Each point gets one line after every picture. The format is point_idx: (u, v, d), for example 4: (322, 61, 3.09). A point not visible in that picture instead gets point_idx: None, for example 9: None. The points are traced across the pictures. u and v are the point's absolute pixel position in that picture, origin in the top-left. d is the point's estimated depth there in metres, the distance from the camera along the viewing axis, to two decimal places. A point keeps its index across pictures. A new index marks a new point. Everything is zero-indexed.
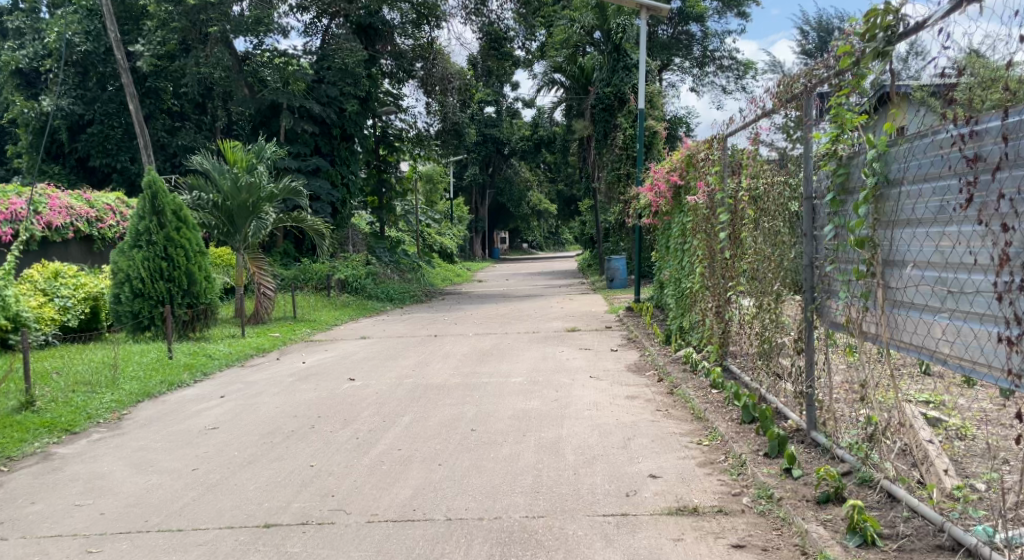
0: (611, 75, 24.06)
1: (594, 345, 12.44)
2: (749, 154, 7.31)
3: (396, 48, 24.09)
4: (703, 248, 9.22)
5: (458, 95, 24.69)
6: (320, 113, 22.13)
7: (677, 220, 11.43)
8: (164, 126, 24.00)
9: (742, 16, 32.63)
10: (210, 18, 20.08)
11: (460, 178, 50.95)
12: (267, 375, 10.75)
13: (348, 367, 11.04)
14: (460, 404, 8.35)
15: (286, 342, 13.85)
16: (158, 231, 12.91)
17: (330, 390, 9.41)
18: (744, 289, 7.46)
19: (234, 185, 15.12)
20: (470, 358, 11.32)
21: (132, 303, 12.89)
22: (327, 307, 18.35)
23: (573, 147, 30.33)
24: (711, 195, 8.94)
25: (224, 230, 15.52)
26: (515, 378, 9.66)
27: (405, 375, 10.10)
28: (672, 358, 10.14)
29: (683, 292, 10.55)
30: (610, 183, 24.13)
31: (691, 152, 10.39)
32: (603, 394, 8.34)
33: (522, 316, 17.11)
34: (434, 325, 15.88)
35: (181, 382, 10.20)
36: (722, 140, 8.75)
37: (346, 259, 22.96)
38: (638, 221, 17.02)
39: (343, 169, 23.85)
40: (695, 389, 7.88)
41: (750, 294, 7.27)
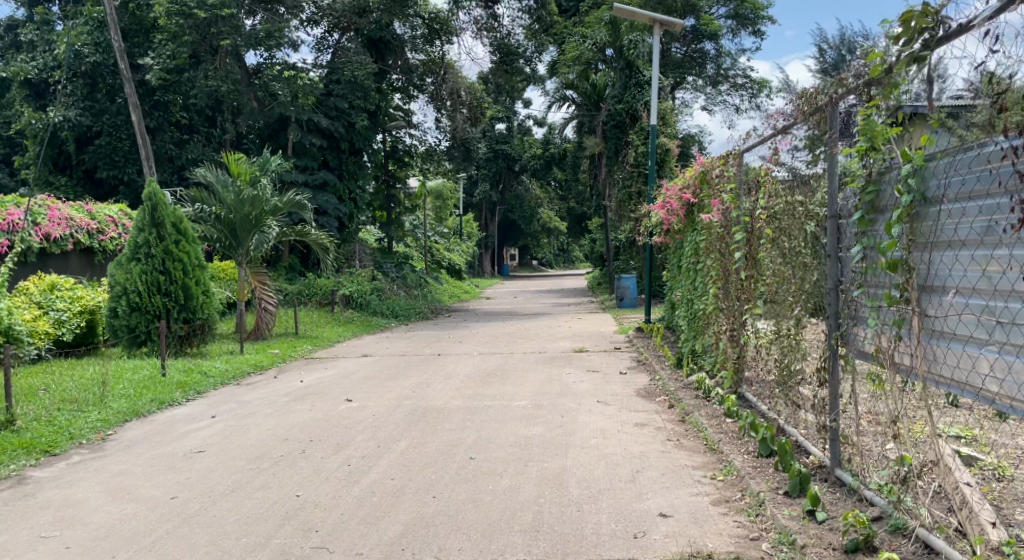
0: (623, 92, 23.69)
1: (602, 366, 12.04)
2: (767, 171, 6.93)
3: (406, 62, 23.93)
4: (717, 269, 8.85)
5: (469, 110, 24.40)
6: (328, 127, 21.85)
7: (689, 238, 11.06)
8: (173, 139, 23.73)
9: (757, 35, 32.33)
10: (221, 31, 19.93)
11: (470, 194, 50.69)
12: (262, 395, 10.40)
13: (347, 387, 10.68)
14: (460, 429, 7.97)
15: (285, 359, 13.49)
16: (157, 244, 12.57)
17: (326, 412, 9.05)
18: (762, 313, 7.06)
19: (237, 198, 14.77)
20: (473, 379, 10.94)
21: (128, 317, 12.54)
22: (330, 323, 17.99)
23: (584, 164, 30.01)
24: (726, 213, 8.59)
25: (226, 244, 15.20)
26: (518, 401, 9.27)
27: (405, 397, 9.73)
28: (683, 383, 9.74)
29: (695, 314, 10.16)
30: (621, 200, 23.74)
31: (704, 169, 10.04)
32: (611, 421, 7.94)
33: (529, 335, 16.72)
34: (438, 343, 15.52)
35: (172, 401, 9.86)
36: (738, 157, 8.40)
37: (352, 275, 22.62)
38: (649, 240, 16.65)
39: (351, 184, 23.53)
40: (708, 418, 7.48)
41: (767, 318, 6.88)
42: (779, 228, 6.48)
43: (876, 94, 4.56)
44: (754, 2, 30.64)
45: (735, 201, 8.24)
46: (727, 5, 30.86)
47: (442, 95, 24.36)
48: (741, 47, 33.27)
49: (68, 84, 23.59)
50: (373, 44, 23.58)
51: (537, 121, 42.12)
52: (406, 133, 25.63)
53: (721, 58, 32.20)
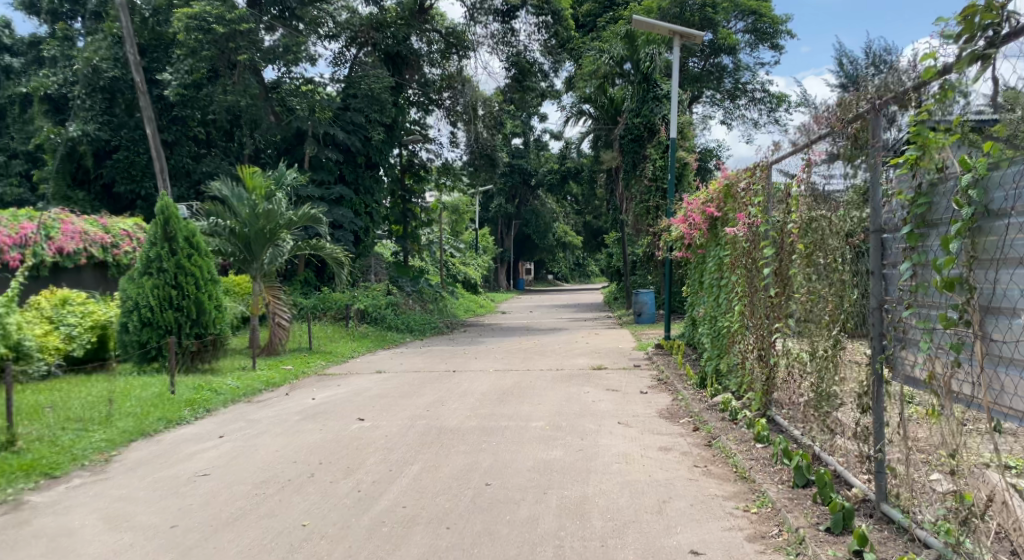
0: (641, 106, 23.32)
1: (621, 385, 11.68)
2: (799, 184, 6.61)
3: (422, 76, 23.58)
4: (744, 285, 8.55)
5: (488, 125, 24.12)
6: (345, 141, 21.63)
7: (713, 253, 10.72)
8: (189, 154, 23.60)
9: (776, 49, 31.92)
10: (239, 46, 19.84)
11: (486, 208, 50.43)
12: (273, 413, 10.13)
13: (360, 405, 10.41)
14: (475, 451, 7.66)
15: (298, 376, 13.20)
16: (169, 258, 12.34)
17: (338, 432, 8.76)
18: (794, 334, 6.72)
19: (251, 212, 14.56)
20: (489, 398, 10.61)
21: (139, 333, 12.32)
22: (344, 337, 17.72)
23: (601, 179, 29.69)
24: (753, 228, 8.27)
25: (240, 258, 14.94)
26: (536, 422, 8.94)
27: (419, 416, 9.42)
28: (708, 404, 9.38)
29: (720, 332, 9.81)
30: (639, 215, 23.40)
31: (729, 182, 9.68)
32: (632, 444, 7.62)
33: (546, 351, 16.40)
34: (454, 359, 15.21)
35: (180, 420, 9.61)
36: (766, 168, 8.09)
37: (366, 289, 22.40)
38: (668, 254, 16.30)
39: (366, 198, 23.29)
40: (737, 443, 7.14)
41: (801, 337, 6.53)
42: (814, 243, 6.16)
43: (929, 98, 4.30)
44: (773, 15, 30.28)
45: (764, 215, 7.94)
46: (746, 18, 30.50)
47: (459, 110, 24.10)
48: (760, 61, 32.90)
49: (86, 98, 23.52)
50: (391, 59, 23.20)
51: (553, 135, 41.89)
52: (421, 148, 25.44)
53: (739, 72, 31.81)
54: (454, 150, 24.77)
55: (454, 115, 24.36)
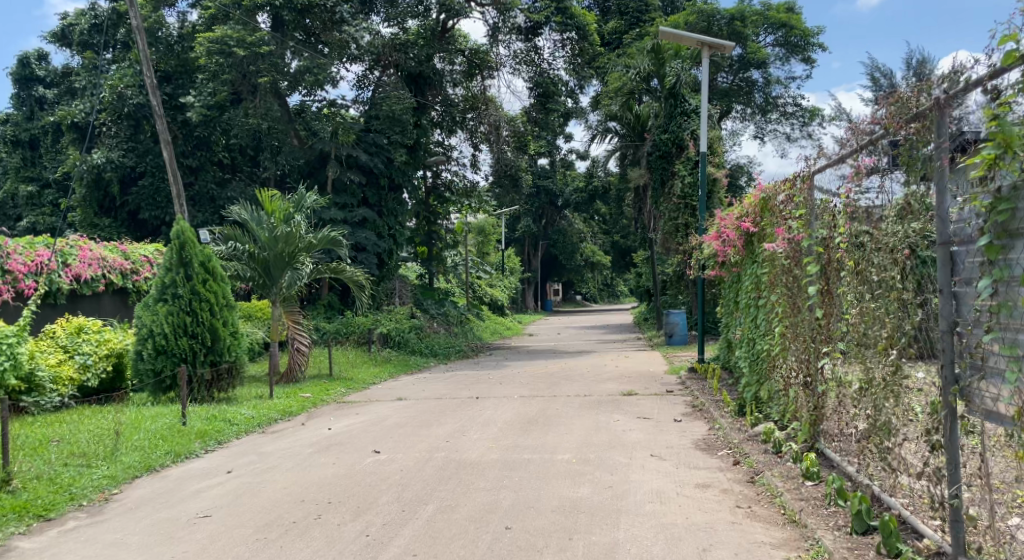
0: (668, 121, 22.80)
1: (653, 413, 11.09)
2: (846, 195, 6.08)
3: (447, 97, 23.14)
4: (784, 305, 8.17)
5: (514, 145, 23.51)
6: (367, 163, 21.25)
7: (749, 272, 10.22)
8: (214, 179, 23.12)
9: (807, 62, 31.26)
10: (260, 70, 19.39)
11: (514, 229, 49.86)
12: (286, 445, 9.54)
13: (377, 435, 9.90)
14: (498, 488, 7.15)
15: (317, 404, 12.69)
16: (183, 283, 11.91)
17: (351, 466, 8.25)
18: (845, 361, 6.26)
19: (271, 236, 14.16)
20: (513, 427, 10.07)
21: (154, 361, 11.83)
22: (365, 363, 17.19)
23: (628, 197, 29.11)
24: (794, 244, 7.84)
25: (259, 283, 14.53)
26: (563, 454, 8.41)
27: (439, 448, 8.90)
28: (748, 434, 8.81)
29: (760, 355, 9.34)
30: (668, 233, 22.78)
31: (765, 196, 9.16)
32: (666, 481, 7.10)
33: (574, 376, 15.81)
34: (478, 384, 14.67)
35: (189, 454, 9.03)
36: (808, 180, 7.50)
37: (390, 312, 21.94)
38: (700, 273, 15.67)
39: (390, 220, 22.84)
40: (784, 480, 6.65)
41: (850, 363, 6.07)
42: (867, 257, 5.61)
43: (1006, 91, 3.89)
44: (804, 28, 29.67)
45: (808, 231, 7.37)
46: (776, 32, 29.93)
47: (483, 131, 23.61)
48: (791, 75, 32.26)
49: (112, 125, 23.20)
50: (413, 80, 22.81)
51: (580, 155, 41.44)
52: (446, 169, 25.03)
53: (770, 86, 31.15)
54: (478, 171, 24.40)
55: (478, 136, 23.94)
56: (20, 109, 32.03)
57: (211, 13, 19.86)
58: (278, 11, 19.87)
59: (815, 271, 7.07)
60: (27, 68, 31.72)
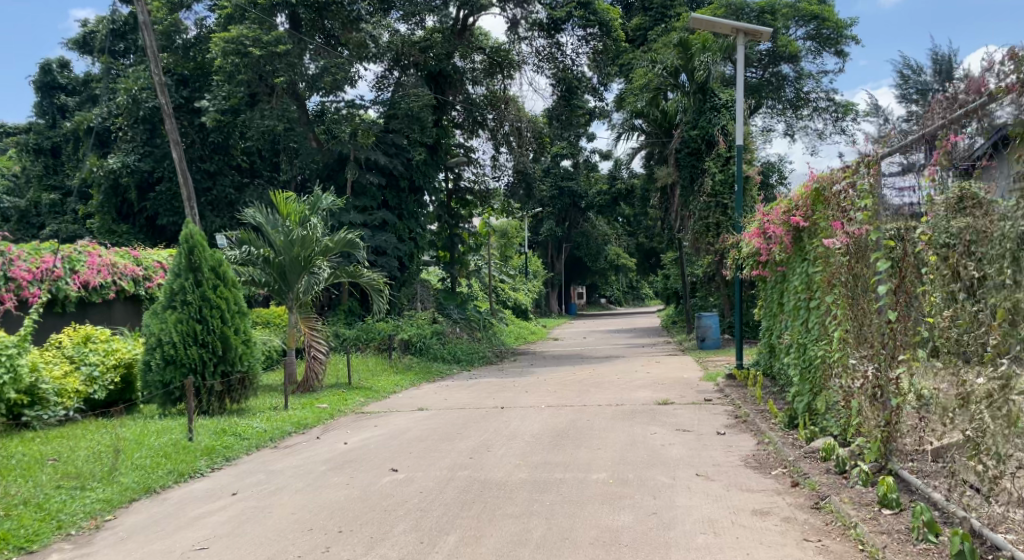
0: (698, 117, 21.99)
1: (692, 424, 10.28)
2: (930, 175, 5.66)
3: (467, 95, 22.30)
4: (846, 307, 7.33)
5: (535, 147, 22.66)
6: (387, 164, 20.36)
7: (799, 271, 9.42)
8: (232, 183, 22.29)
9: (840, 55, 30.26)
10: (278, 69, 18.42)
11: (538, 233, 48.81)
12: (298, 463, 8.69)
13: (397, 450, 9.11)
14: (528, 515, 6.40)
15: (334, 414, 11.84)
16: (194, 289, 10.79)
17: (367, 486, 7.51)
18: (945, 372, 5.41)
19: (286, 240, 13.31)
20: (542, 441, 9.29)
21: (162, 372, 10.70)
22: (386, 371, 16.40)
23: (654, 198, 28.20)
24: (860, 238, 7.01)
25: (274, 289, 13.68)
26: (598, 473, 7.63)
27: (462, 465, 8.11)
28: (803, 451, 8.04)
29: (813, 363, 8.58)
30: (698, 233, 21.91)
31: (819, 185, 8.36)
32: (716, 508, 6.37)
33: (604, 383, 15.01)
34: (503, 393, 13.91)
35: (194, 473, 8.16)
36: (874, 165, 6.63)
37: (412, 318, 21.22)
38: (737, 274, 14.82)
39: (411, 223, 21.94)
40: (855, 507, 5.93)
41: (943, 372, 5.39)
42: (1008, 251, 4.79)
43: None
44: (837, 20, 28.67)
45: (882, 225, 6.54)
46: (806, 25, 29.00)
47: (504, 132, 22.74)
48: (823, 69, 31.22)
49: (128, 129, 21.84)
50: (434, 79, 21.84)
51: (603, 155, 40.63)
52: (467, 170, 24.30)
53: (801, 81, 30.19)
54: (499, 173, 23.69)
55: (501, 138, 23.03)
56: (42, 118, 31.41)
57: (227, 13, 18.82)
58: (295, 10, 19.07)
59: (897, 270, 6.20)
60: (49, 76, 31.31)
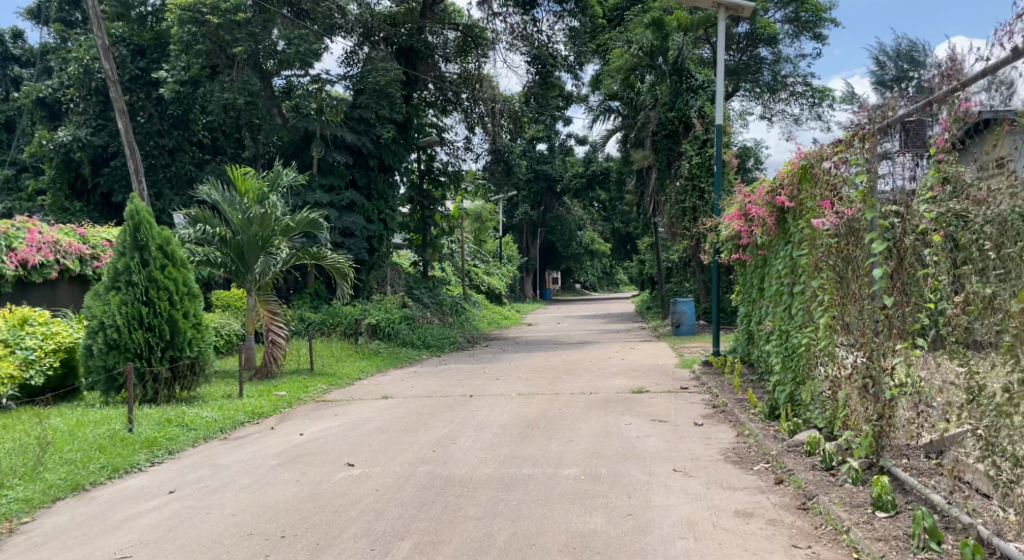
0: (674, 98, 21.06)
1: (668, 414, 9.79)
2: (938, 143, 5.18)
3: (439, 74, 21.26)
4: (836, 292, 6.80)
5: (509, 127, 22.03)
6: (355, 142, 19.37)
7: (782, 254, 8.95)
8: (193, 160, 21.50)
9: (817, 40, 29.93)
10: (238, 39, 17.45)
11: (512, 216, 48.12)
12: (247, 456, 8.00)
13: (354, 442, 8.49)
14: (490, 517, 5.85)
15: (293, 404, 10.94)
16: (140, 270, 9.95)
17: (320, 482, 6.89)
18: (954, 363, 4.91)
19: (244, 218, 12.35)
20: (511, 433, 8.73)
21: (105, 357, 9.93)
22: (351, 356, 15.71)
23: (630, 181, 27.68)
24: (855, 216, 6.46)
25: (231, 271, 12.72)
26: (569, 468, 7.09)
27: (424, 459, 7.54)
28: (787, 444, 7.54)
29: (797, 352, 8.10)
30: (674, 218, 21.40)
31: (806, 163, 7.82)
32: (696, 509, 5.87)
33: (577, 370, 14.51)
34: (472, 380, 13.34)
35: (132, 468, 7.48)
36: (865, 139, 6.07)
37: (381, 301, 20.50)
38: (715, 258, 14.36)
39: (380, 205, 20.83)
40: (847, 509, 5.42)
41: (957, 365, 4.88)
42: None
43: None
44: (816, 3, 28.27)
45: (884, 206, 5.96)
46: (785, 7, 28.55)
47: (479, 113, 22.01)
48: (801, 53, 30.84)
49: (80, 101, 20.91)
50: (404, 54, 20.94)
51: (578, 139, 40.21)
52: (441, 150, 23.54)
53: (778, 65, 29.85)
54: (474, 155, 23.00)
55: (474, 118, 22.24)
56: None
57: None
58: None
59: (897, 250, 5.65)
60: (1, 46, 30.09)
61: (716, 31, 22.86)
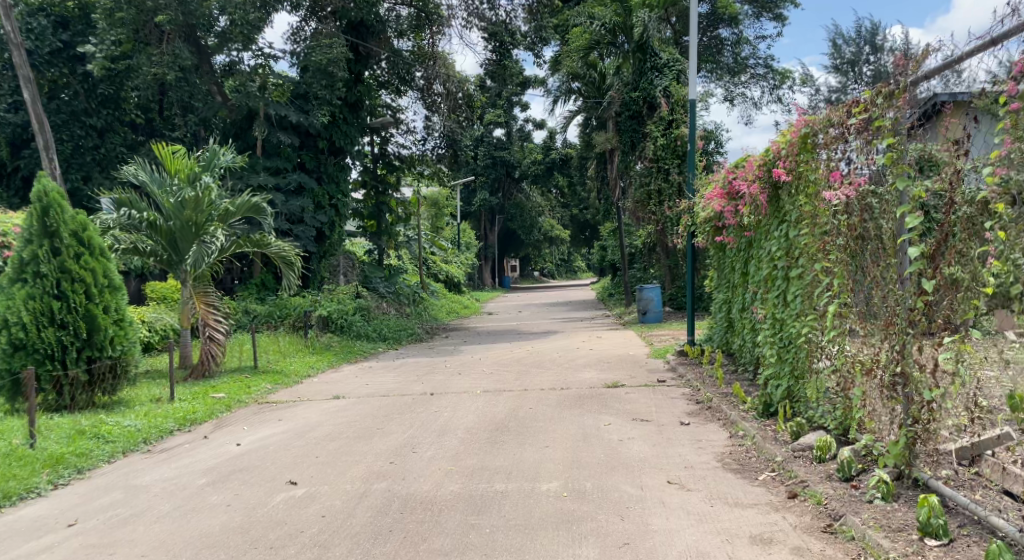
0: (638, 78, 20.12)
1: (650, 412, 8.86)
2: (1009, 89, 4.38)
3: (394, 50, 19.83)
4: (851, 275, 5.89)
5: (465, 112, 20.88)
6: (301, 123, 17.97)
7: (775, 235, 8.04)
8: (125, 141, 20.00)
9: (779, 20, 29.24)
10: (164, 6, 15.61)
11: (469, 201, 46.79)
12: (172, 470, 6.84)
13: (298, 450, 7.40)
14: (459, 551, 4.87)
15: (231, 406, 9.79)
16: (49, 260, 8.68)
17: (254, 505, 5.77)
18: None
19: (177, 202, 11.00)
20: (477, 438, 7.72)
21: (9, 361, 8.59)
22: (299, 352, 14.51)
23: (592, 165, 26.72)
24: (890, 190, 5.47)
25: (163, 260, 11.37)
26: (547, 482, 6.12)
27: (379, 473, 6.52)
28: (791, 448, 6.68)
29: (795, 343, 7.24)
30: (639, 201, 20.44)
31: (808, 130, 6.82)
32: (704, 534, 4.96)
33: (544, 362, 13.55)
34: (431, 376, 12.29)
35: (27, 493, 6.28)
36: (898, 95, 5.31)
37: (332, 292, 19.31)
38: (689, 242, 13.45)
39: (332, 189, 19.52)
40: (887, 536, 4.62)
41: None
42: None
43: None
44: None
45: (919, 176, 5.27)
46: None
47: (435, 93, 20.65)
48: (761, 35, 30.19)
49: None
50: (352, 27, 19.33)
51: (536, 124, 39.27)
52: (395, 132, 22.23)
53: (740, 46, 29.13)
54: (430, 138, 21.75)
55: (430, 99, 21.05)
56: None
57: None
58: None
59: (940, 226, 4.90)
60: None
61: (680, 8, 21.89)
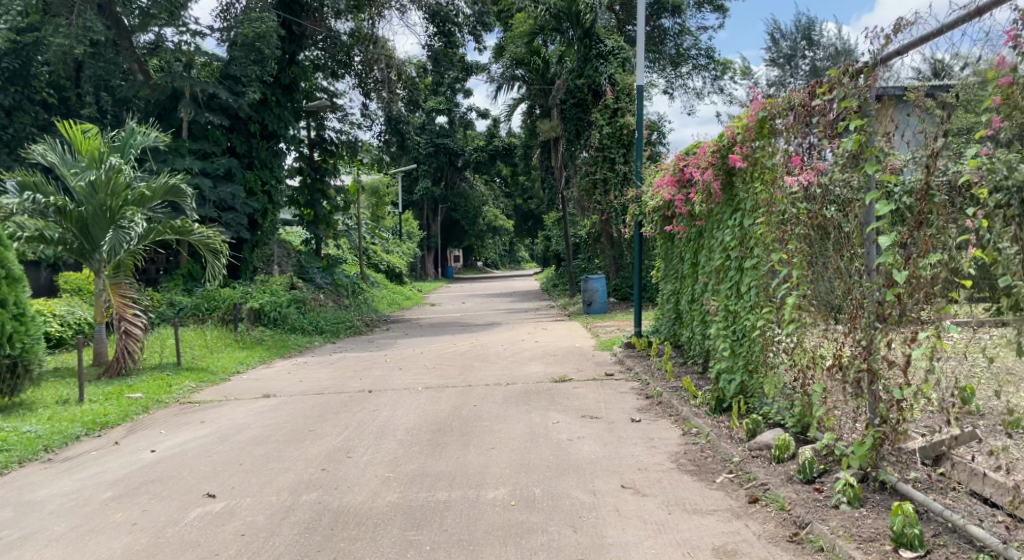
0: (582, 65, 19.66)
1: (599, 408, 8.50)
2: (995, 65, 4.13)
3: (331, 30, 19.09)
4: (809, 265, 5.56)
5: (406, 97, 20.19)
6: (231, 104, 17.07)
7: (728, 222, 7.71)
8: (36, 121, 18.77)
9: (721, 11, 29.23)
10: None
11: (411, 189, 45.89)
12: (76, 482, 6.21)
13: (219, 456, 6.82)
14: None
15: (148, 407, 9.11)
16: None
17: (165, 524, 5.21)
18: None
19: (88, 185, 10.23)
20: (418, 440, 7.25)
21: None
22: (227, 347, 13.79)
23: (535, 154, 26.28)
24: (853, 176, 5.15)
25: (74, 249, 10.56)
26: (492, 489, 5.70)
27: (310, 481, 6.01)
28: (748, 447, 6.37)
29: (749, 336, 6.94)
30: (584, 189, 20.00)
31: (766, 114, 6.49)
32: (662, 547, 4.60)
33: (488, 356, 13.09)
34: (370, 372, 11.73)
35: None
36: (865, 74, 5.05)
37: (265, 283, 18.61)
38: (637, 231, 13.11)
39: (264, 174, 18.72)
40: (858, 547, 4.34)
41: None
42: None
43: None
44: None
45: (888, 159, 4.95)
46: None
47: (374, 77, 20.02)
48: (703, 25, 30.14)
49: None
50: (286, 4, 18.52)
51: (479, 113, 38.65)
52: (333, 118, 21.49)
53: (683, 36, 29.04)
54: (368, 124, 21.03)
55: (369, 83, 20.39)
56: None
57: None
58: None
59: (912, 214, 4.64)
60: None
61: None
